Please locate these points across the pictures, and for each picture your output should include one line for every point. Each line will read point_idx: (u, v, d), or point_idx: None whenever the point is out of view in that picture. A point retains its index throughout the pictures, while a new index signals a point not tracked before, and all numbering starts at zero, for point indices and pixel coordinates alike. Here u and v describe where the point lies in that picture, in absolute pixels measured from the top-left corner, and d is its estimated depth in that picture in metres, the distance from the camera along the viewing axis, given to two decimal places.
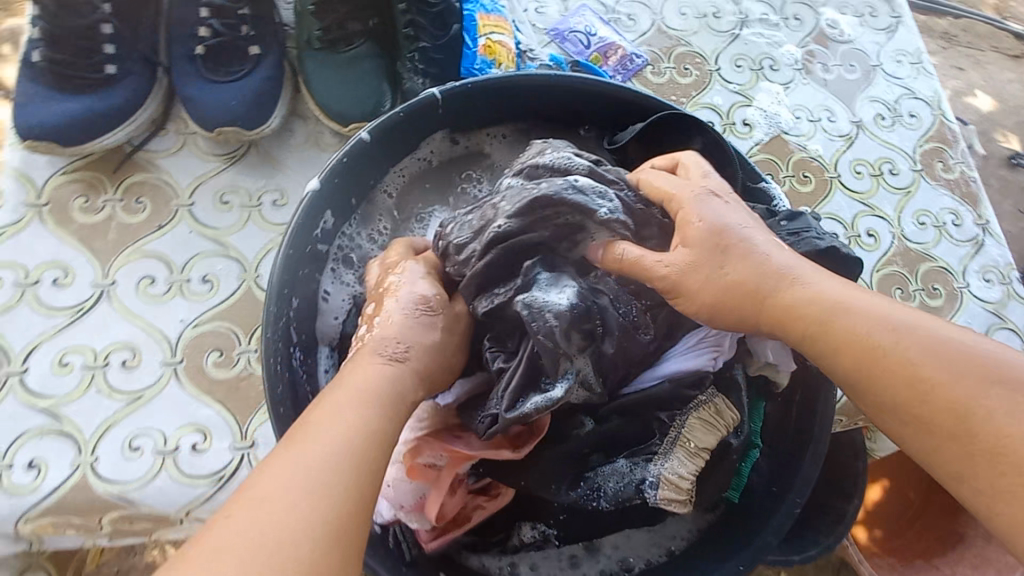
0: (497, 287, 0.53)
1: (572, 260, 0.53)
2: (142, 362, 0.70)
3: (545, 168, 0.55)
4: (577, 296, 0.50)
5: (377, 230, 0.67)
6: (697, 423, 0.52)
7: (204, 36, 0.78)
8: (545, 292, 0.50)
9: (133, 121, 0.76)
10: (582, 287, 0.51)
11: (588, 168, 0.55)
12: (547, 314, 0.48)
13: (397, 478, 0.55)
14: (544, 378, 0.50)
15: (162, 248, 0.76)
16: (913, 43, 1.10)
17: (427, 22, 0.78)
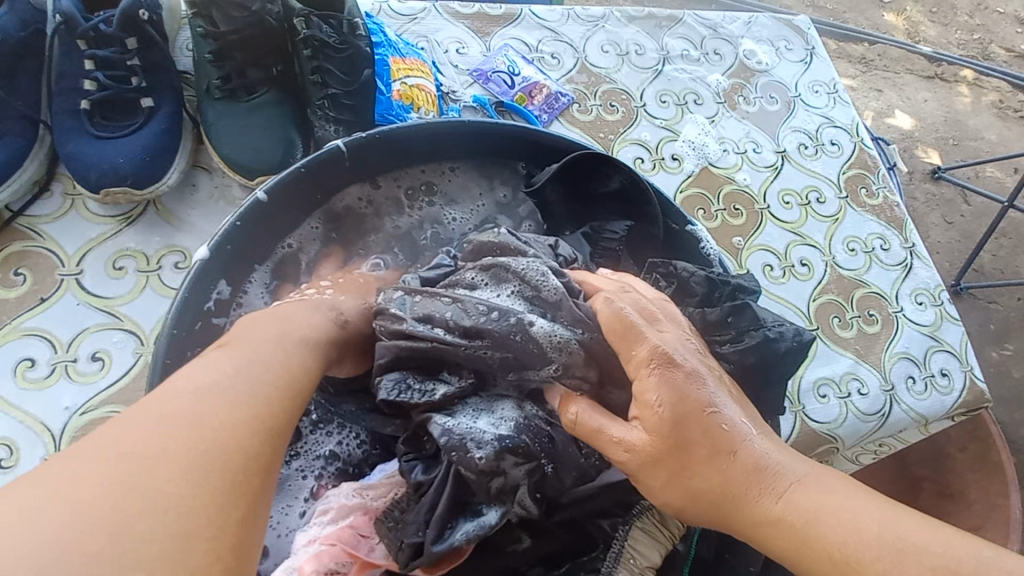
0: (418, 382, 0.52)
1: (517, 389, 0.52)
2: (20, 458, 0.62)
3: (519, 282, 0.53)
4: (512, 428, 0.49)
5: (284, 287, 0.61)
6: (640, 535, 0.50)
7: (90, 90, 0.72)
8: (474, 419, 0.50)
9: (8, 186, 0.69)
10: (522, 418, 0.50)
11: (560, 295, 0.51)
12: (472, 442, 0.47)
13: None
14: (474, 503, 0.49)
15: (44, 325, 0.68)
16: (827, 74, 1.14)
17: (334, 68, 0.75)
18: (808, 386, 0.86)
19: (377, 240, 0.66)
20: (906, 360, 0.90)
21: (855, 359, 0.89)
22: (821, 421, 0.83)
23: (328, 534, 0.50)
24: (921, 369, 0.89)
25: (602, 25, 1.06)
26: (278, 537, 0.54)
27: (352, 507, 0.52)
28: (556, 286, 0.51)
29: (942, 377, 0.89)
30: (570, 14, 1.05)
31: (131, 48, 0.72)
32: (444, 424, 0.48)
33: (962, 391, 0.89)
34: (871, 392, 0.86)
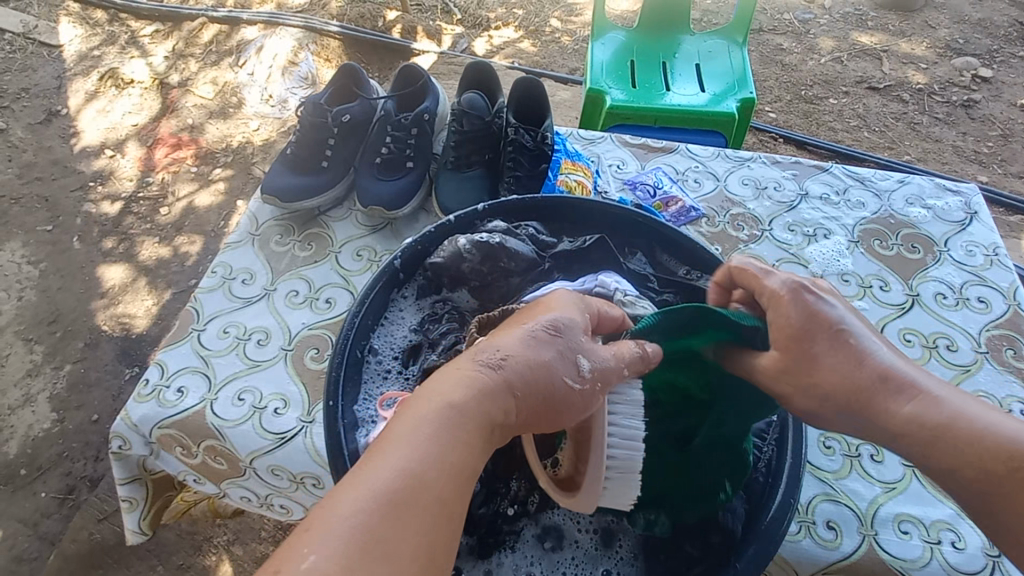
0: (438, 253, 0.86)
1: (474, 251, 0.83)
2: (270, 343, 0.99)
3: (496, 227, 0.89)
4: (463, 254, 0.83)
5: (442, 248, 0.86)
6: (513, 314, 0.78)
7: (384, 152, 1.18)
8: (448, 250, 0.85)
9: (323, 195, 1.16)
10: (467, 247, 0.83)
11: (505, 227, 0.89)
12: (449, 256, 0.85)
13: None
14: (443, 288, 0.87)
15: (311, 275, 1.08)
16: (987, 237, 1.15)
17: (524, 161, 1.11)
18: (888, 518, 0.82)
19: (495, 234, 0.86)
20: None
21: (957, 510, 0.83)
22: (893, 554, 0.78)
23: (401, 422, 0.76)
24: None
25: (747, 165, 1.27)
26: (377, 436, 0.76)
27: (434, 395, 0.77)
28: (501, 224, 0.89)
29: None
30: (719, 154, 1.29)
31: (414, 133, 1.19)
32: (440, 252, 0.86)
33: None
34: (968, 549, 0.79)
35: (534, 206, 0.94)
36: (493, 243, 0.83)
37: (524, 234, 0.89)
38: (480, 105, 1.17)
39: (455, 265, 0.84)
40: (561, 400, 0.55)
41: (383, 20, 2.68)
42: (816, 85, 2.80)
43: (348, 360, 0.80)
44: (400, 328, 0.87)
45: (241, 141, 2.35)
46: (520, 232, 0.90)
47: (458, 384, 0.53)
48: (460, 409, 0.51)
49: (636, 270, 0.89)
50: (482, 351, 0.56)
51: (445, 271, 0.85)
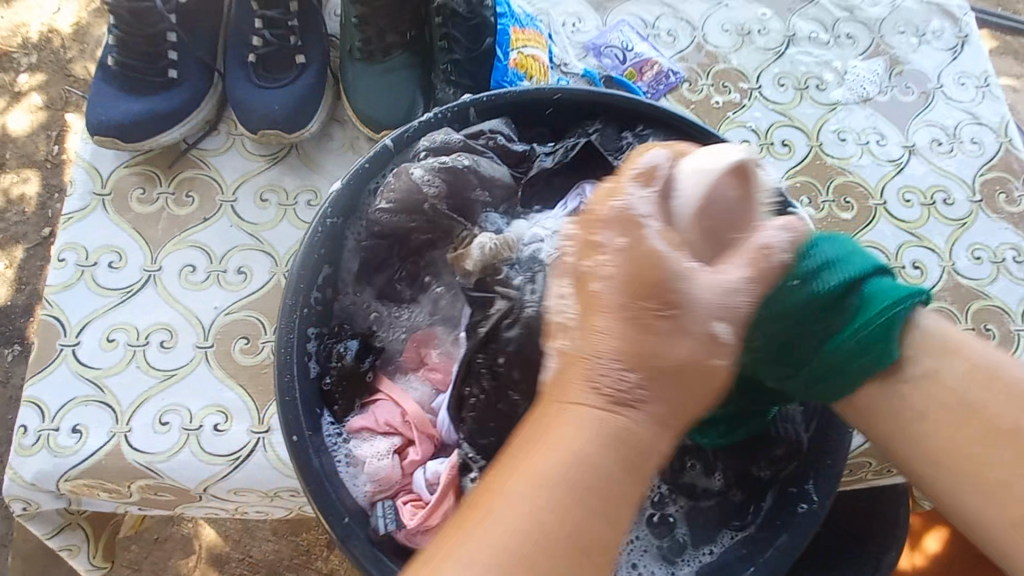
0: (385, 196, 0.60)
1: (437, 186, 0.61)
2: (178, 343, 0.76)
3: (450, 145, 0.64)
4: (427, 189, 0.60)
5: (391, 192, 0.60)
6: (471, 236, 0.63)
7: (256, 45, 0.83)
8: (399, 187, 0.60)
9: (186, 121, 0.82)
10: (425, 177, 0.60)
11: (464, 141, 0.64)
12: (402, 198, 0.60)
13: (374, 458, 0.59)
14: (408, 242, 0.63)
15: (204, 239, 0.81)
16: (979, 65, 1.04)
17: (461, 35, 0.81)
18: None
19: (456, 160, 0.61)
20: None
21: None
22: None
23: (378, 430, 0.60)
24: None
25: (725, 3, 1.03)
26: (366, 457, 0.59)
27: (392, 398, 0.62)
28: (457, 139, 0.64)
29: None
30: None
31: (293, 10, 0.83)
32: (388, 195, 0.60)
33: None
34: None
35: (502, 118, 0.68)
36: (461, 168, 0.61)
37: (490, 152, 0.65)
38: None
39: (414, 209, 0.61)
40: (642, 442, 0.43)
41: None
42: None
43: (294, 362, 0.58)
44: (365, 304, 0.64)
45: (41, 32, 1.70)
46: (484, 149, 0.65)
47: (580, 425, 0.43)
48: (613, 462, 0.41)
49: (631, 168, 0.67)
50: (597, 364, 0.44)
51: (400, 221, 0.61)
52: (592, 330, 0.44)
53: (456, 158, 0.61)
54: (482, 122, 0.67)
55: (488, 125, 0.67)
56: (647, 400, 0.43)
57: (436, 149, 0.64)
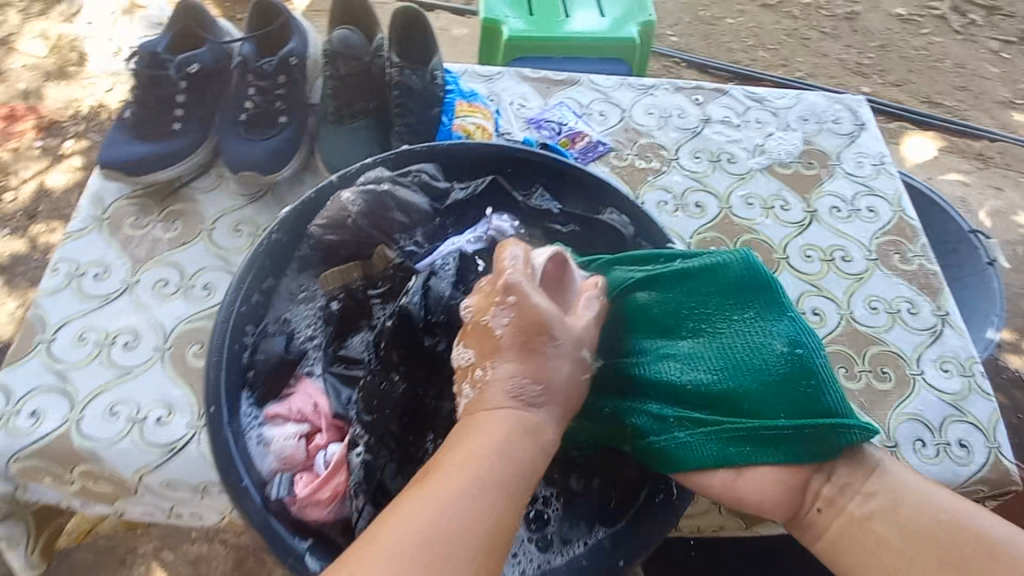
0: (319, 219, 0.74)
1: (361, 208, 0.73)
2: (140, 344, 0.86)
3: (377, 178, 0.77)
4: (353, 210, 0.73)
5: (326, 213, 0.73)
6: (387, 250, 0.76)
7: (247, 106, 1.01)
8: (330, 209, 0.73)
9: (182, 163, 0.99)
10: (352, 200, 0.73)
11: (390, 176, 0.78)
12: (333, 219, 0.73)
13: (282, 439, 0.67)
14: (338, 256, 0.75)
15: (180, 260, 0.94)
16: (874, 148, 1.20)
17: (414, 105, 0.99)
18: None
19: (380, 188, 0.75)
20: (916, 423, 0.88)
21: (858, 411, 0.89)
22: None
23: (291, 415, 0.69)
24: (934, 436, 0.87)
25: (651, 93, 1.22)
26: (274, 436, 0.67)
27: (312, 394, 0.71)
28: (383, 174, 0.78)
29: (959, 448, 0.86)
30: (623, 82, 1.23)
31: (281, 82, 1.01)
32: (322, 216, 0.74)
33: (982, 466, 0.85)
34: None
35: (427, 162, 0.82)
36: (383, 195, 0.74)
37: (413, 185, 0.78)
38: (355, 41, 1.01)
39: (341, 225, 0.73)
40: (549, 449, 0.54)
41: None
42: (714, 4, 2.80)
43: (225, 346, 0.68)
44: (302, 314, 0.76)
45: (91, 106, 1.99)
46: (408, 182, 0.79)
47: (487, 436, 0.52)
48: (526, 453, 0.52)
49: (533, 201, 0.81)
50: (509, 384, 0.56)
51: (331, 236, 0.74)
52: (496, 358, 0.57)
53: (380, 187, 0.75)
54: (409, 165, 0.82)
55: (415, 166, 0.81)
56: (541, 409, 0.55)
57: (366, 181, 0.77)
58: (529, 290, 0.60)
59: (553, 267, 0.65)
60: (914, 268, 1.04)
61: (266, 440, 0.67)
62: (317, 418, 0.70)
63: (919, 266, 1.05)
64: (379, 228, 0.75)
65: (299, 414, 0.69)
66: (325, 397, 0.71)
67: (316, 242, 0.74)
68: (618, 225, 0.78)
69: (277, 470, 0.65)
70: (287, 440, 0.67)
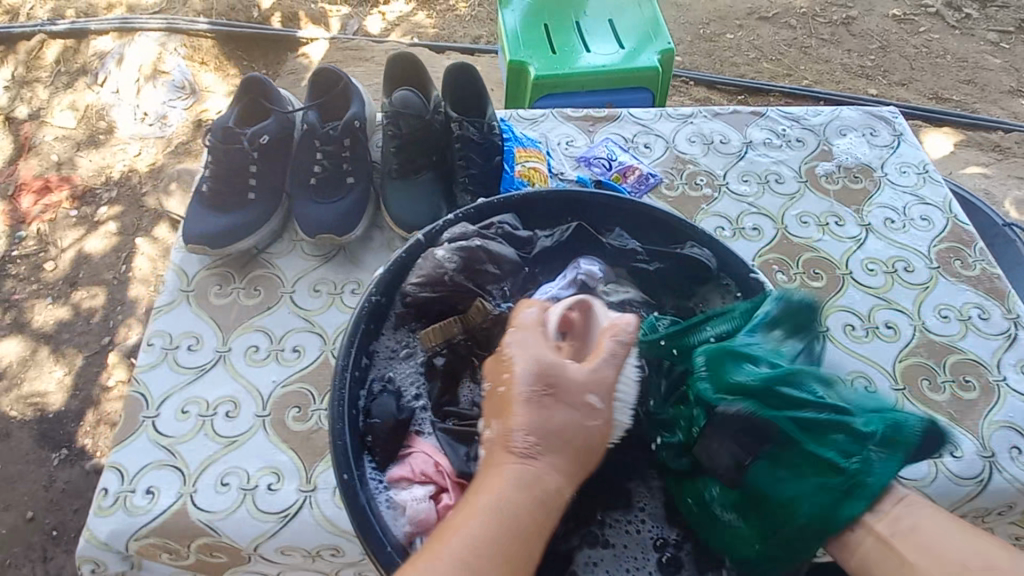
0: (415, 278, 0.76)
1: (456, 263, 0.75)
2: (241, 412, 0.88)
3: (466, 233, 0.80)
4: (450, 267, 0.75)
5: (423, 271, 0.76)
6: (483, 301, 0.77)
7: (316, 171, 1.05)
8: (426, 267, 0.76)
9: (258, 232, 1.03)
10: (447, 256, 0.75)
11: (476, 229, 0.81)
12: (429, 276, 0.75)
13: (410, 501, 0.68)
14: (435, 311, 0.77)
15: (267, 325, 0.97)
16: (916, 157, 1.23)
17: (477, 156, 1.02)
18: None
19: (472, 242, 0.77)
20: (1010, 430, 0.88)
21: (948, 423, 0.90)
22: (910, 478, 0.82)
23: (414, 477, 0.70)
24: None
25: (690, 122, 1.26)
26: (401, 499, 0.68)
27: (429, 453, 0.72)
28: (470, 228, 0.80)
29: None
30: (663, 114, 1.27)
31: (346, 144, 1.05)
32: (418, 274, 0.76)
33: None
34: (967, 456, 0.86)
35: (506, 213, 0.85)
36: (475, 249, 0.76)
37: (499, 237, 0.81)
38: (415, 101, 1.05)
39: (439, 282, 0.75)
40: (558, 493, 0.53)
41: (258, 10, 2.48)
42: (711, 22, 2.88)
43: (345, 413, 0.69)
44: (405, 372, 0.77)
45: (122, 171, 2.06)
46: (494, 234, 0.81)
47: (516, 486, 0.52)
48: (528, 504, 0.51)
49: (614, 240, 0.83)
50: (512, 438, 0.54)
51: (429, 292, 0.76)
52: (508, 414, 0.55)
53: (471, 242, 0.77)
54: (490, 217, 0.84)
55: (496, 217, 0.84)
56: (544, 457, 0.54)
57: (454, 238, 0.80)
58: (548, 358, 0.57)
59: (582, 323, 0.62)
60: (977, 273, 1.06)
61: (395, 504, 0.68)
62: (438, 477, 0.70)
63: (981, 271, 1.06)
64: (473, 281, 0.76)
65: (421, 475, 0.70)
66: (442, 455, 0.72)
67: (413, 300, 0.76)
68: (703, 257, 0.80)
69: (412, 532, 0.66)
70: (416, 502, 0.68)
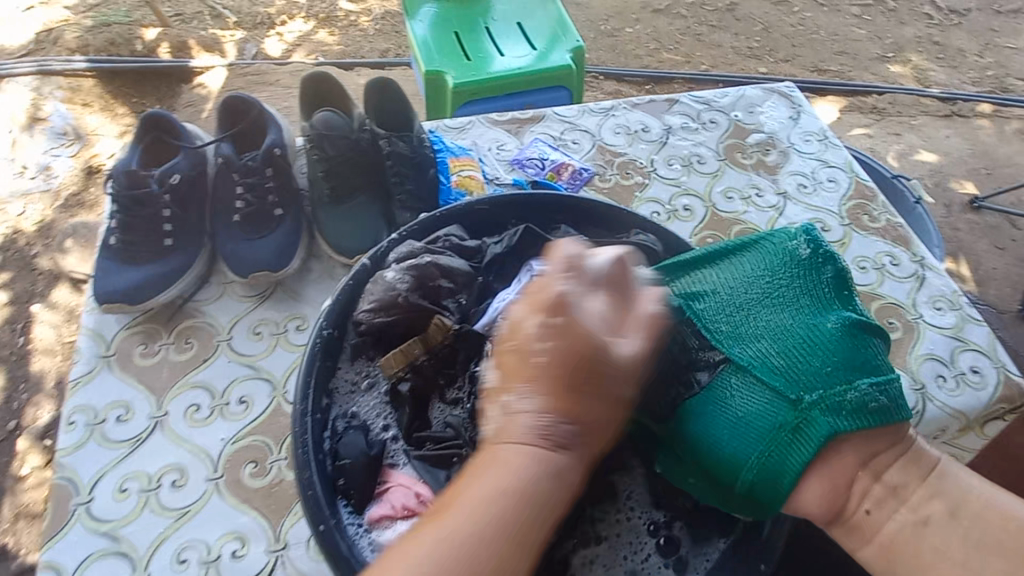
0: (367, 305, 0.73)
1: (408, 283, 0.73)
2: (189, 480, 0.80)
3: (413, 251, 0.77)
4: (402, 289, 0.72)
5: (374, 296, 0.73)
6: (441, 318, 0.74)
7: (239, 207, 0.98)
8: (377, 292, 0.73)
9: (181, 280, 0.94)
10: (398, 278, 0.73)
11: (423, 246, 0.78)
12: (382, 300, 0.72)
13: (398, 540, 0.65)
14: (393, 335, 0.74)
15: (206, 379, 0.89)
16: (816, 125, 1.33)
17: (410, 171, 1.00)
18: None
19: (421, 259, 0.75)
20: (933, 361, 0.97)
21: None
22: None
23: (399, 513, 0.67)
24: (950, 368, 0.97)
25: (612, 114, 1.30)
26: (388, 539, 0.65)
27: (411, 485, 0.69)
28: (416, 245, 0.78)
29: (973, 374, 0.96)
30: (585, 109, 1.30)
31: (268, 174, 0.99)
32: (369, 300, 0.73)
33: (995, 384, 0.96)
34: None
35: (450, 226, 0.84)
36: (426, 265, 0.74)
37: (448, 250, 0.79)
38: (338, 122, 1.01)
39: (392, 305, 0.72)
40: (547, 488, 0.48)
41: (142, 41, 2.30)
42: (611, 18, 3.00)
43: (312, 460, 0.65)
44: (369, 405, 0.73)
45: (6, 233, 1.84)
46: (442, 249, 0.79)
47: (514, 464, 0.48)
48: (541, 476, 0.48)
49: (562, 238, 0.84)
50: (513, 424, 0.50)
51: (383, 316, 0.72)
52: (517, 382, 0.51)
53: (420, 259, 0.75)
54: (435, 232, 0.83)
55: (442, 232, 0.82)
56: (575, 443, 0.51)
57: (402, 257, 0.77)
58: (574, 299, 0.53)
59: (615, 274, 0.57)
60: (884, 224, 1.16)
61: (381, 546, 0.64)
62: (426, 509, 0.68)
63: (886, 222, 1.17)
64: (428, 298, 0.74)
65: (406, 509, 0.67)
66: (424, 484, 0.69)
67: (369, 329, 0.73)
68: (649, 243, 0.82)
69: None
70: (404, 541, 0.65)
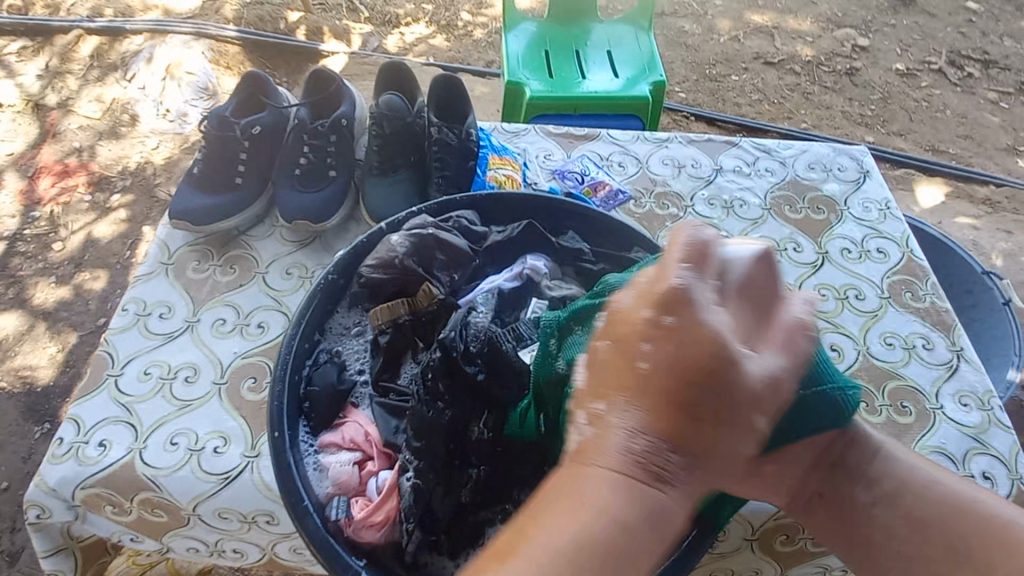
0: (370, 261, 0.81)
1: (407, 250, 0.80)
2: (199, 379, 0.92)
3: (422, 224, 0.85)
4: (401, 255, 0.80)
5: (377, 255, 0.81)
6: (430, 286, 0.81)
7: (301, 163, 1.11)
8: (380, 252, 0.81)
9: (239, 215, 1.09)
10: (400, 243, 0.80)
11: (433, 221, 0.85)
12: (383, 260, 0.80)
13: (335, 468, 0.72)
14: (386, 293, 0.82)
15: (237, 300, 1.02)
16: (880, 194, 1.27)
17: (451, 160, 1.09)
18: None
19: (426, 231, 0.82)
20: (940, 455, 0.90)
21: None
22: None
23: (345, 446, 0.74)
24: (958, 467, 0.89)
25: (665, 145, 1.32)
26: (328, 465, 0.72)
27: (363, 426, 0.76)
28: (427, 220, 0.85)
29: (983, 480, 0.87)
30: (639, 136, 1.33)
31: (331, 140, 1.12)
32: (373, 257, 0.81)
33: (1006, 498, 0.87)
34: None
35: (465, 210, 0.91)
36: (427, 237, 0.81)
37: (453, 230, 0.86)
38: (401, 106, 1.13)
39: (388, 266, 0.80)
40: (673, 511, 0.48)
41: (283, 22, 2.63)
42: (717, 64, 2.98)
43: (286, 379, 0.74)
44: (352, 348, 0.81)
45: (138, 162, 2.16)
46: (450, 227, 0.86)
47: (607, 491, 0.46)
48: (643, 520, 0.46)
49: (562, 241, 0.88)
50: None
51: (380, 273, 0.80)
52: (628, 399, 0.48)
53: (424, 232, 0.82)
54: (449, 213, 0.90)
55: (454, 213, 0.89)
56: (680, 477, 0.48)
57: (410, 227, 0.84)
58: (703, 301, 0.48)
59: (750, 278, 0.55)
60: (928, 307, 1.08)
61: (321, 468, 0.72)
62: (370, 449, 0.74)
63: (932, 304, 1.09)
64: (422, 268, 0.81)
65: (351, 443, 0.74)
66: (375, 428, 0.76)
67: (366, 282, 0.81)
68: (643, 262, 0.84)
69: (330, 492, 0.70)
70: (340, 470, 0.71)
